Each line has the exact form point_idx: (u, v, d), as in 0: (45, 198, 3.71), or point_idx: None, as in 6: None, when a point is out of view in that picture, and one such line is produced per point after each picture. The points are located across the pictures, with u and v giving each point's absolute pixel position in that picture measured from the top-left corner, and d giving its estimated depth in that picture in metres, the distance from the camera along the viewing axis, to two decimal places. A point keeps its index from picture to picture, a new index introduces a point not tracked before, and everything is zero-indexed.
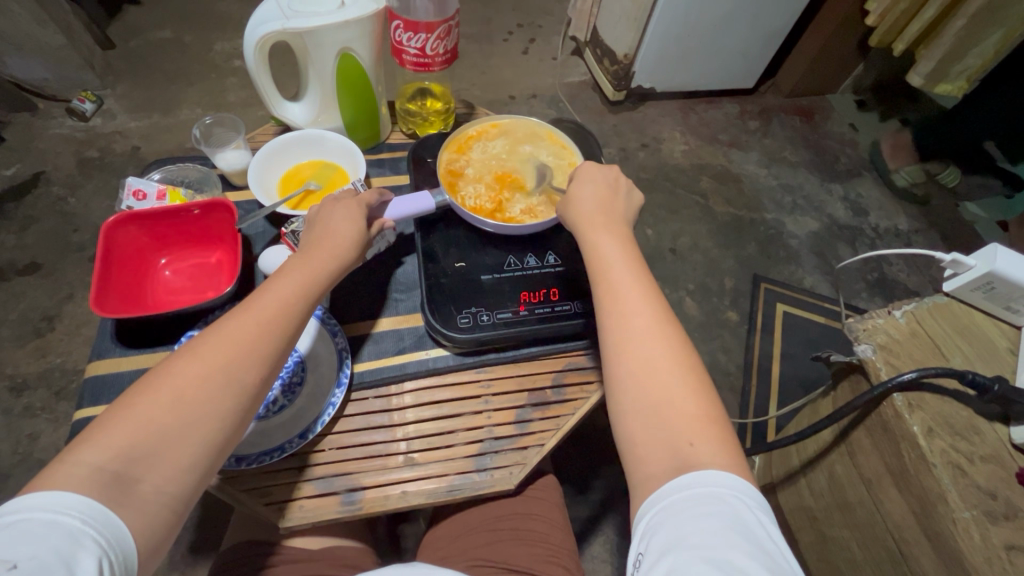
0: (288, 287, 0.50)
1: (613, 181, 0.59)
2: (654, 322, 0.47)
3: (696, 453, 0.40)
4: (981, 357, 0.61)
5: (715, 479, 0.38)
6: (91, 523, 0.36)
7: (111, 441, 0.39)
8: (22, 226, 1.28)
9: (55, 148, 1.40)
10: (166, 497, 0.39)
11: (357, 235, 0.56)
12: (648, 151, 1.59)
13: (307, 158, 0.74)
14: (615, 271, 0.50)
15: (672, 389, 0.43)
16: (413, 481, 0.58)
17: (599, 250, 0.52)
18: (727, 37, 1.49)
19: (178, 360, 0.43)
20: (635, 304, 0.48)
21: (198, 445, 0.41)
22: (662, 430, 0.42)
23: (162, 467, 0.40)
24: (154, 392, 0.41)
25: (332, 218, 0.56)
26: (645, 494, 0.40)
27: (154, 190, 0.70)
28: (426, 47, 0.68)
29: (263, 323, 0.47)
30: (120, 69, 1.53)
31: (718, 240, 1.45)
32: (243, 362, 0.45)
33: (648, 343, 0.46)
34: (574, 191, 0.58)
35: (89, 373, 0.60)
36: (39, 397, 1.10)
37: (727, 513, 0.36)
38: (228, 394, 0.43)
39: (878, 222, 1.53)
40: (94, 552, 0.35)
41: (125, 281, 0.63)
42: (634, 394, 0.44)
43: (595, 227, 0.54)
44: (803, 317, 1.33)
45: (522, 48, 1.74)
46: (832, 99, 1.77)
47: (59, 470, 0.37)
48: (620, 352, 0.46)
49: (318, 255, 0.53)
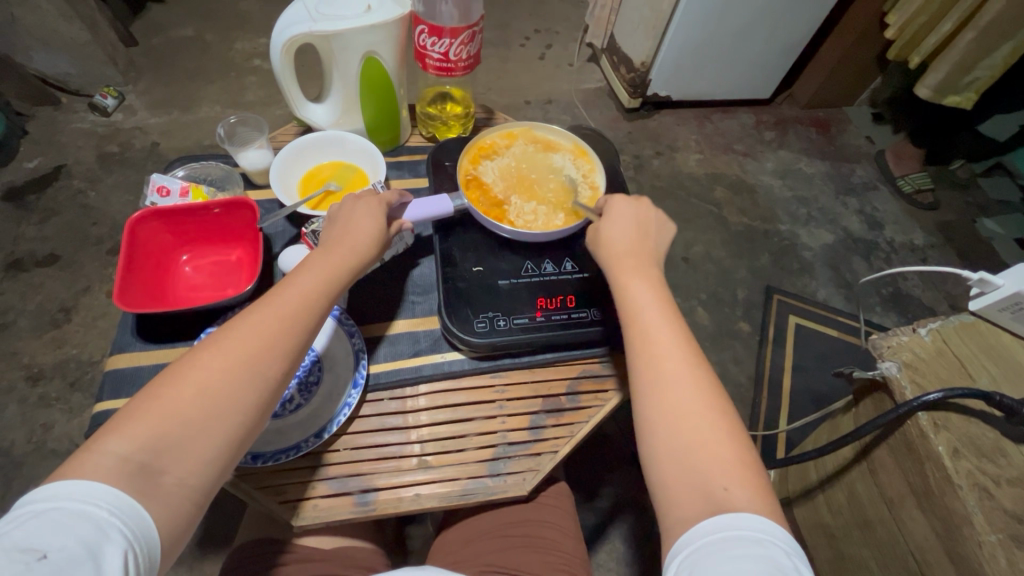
0: (310, 283, 0.50)
1: (644, 220, 0.58)
2: (685, 366, 0.46)
3: (730, 498, 0.40)
4: (1008, 378, 0.60)
5: (751, 522, 0.38)
6: (119, 515, 0.36)
7: (136, 432, 0.39)
8: (43, 218, 1.30)
9: (77, 142, 1.42)
10: (188, 491, 0.40)
11: (376, 234, 0.57)
12: (662, 159, 1.59)
13: (328, 159, 0.75)
14: (645, 313, 0.50)
15: (704, 433, 0.43)
16: (427, 484, 0.58)
17: (629, 290, 0.52)
18: (744, 47, 1.49)
19: (203, 353, 0.44)
20: (664, 346, 0.48)
21: (221, 439, 0.42)
22: (694, 472, 0.42)
23: (186, 459, 0.40)
24: (180, 384, 0.42)
25: (354, 216, 0.57)
26: (677, 533, 0.40)
27: (177, 187, 0.71)
28: (449, 52, 0.69)
29: (286, 319, 0.47)
30: (142, 66, 1.56)
31: (731, 249, 1.45)
32: (266, 360, 0.45)
33: (679, 387, 0.45)
34: (606, 229, 0.57)
35: (109, 367, 0.61)
36: (54, 387, 1.12)
37: (765, 556, 0.36)
38: (251, 387, 0.44)
39: (893, 235, 1.52)
40: (121, 544, 0.35)
41: (147, 276, 0.64)
42: (665, 440, 0.44)
43: (625, 272, 0.54)
44: (816, 330, 1.32)
45: (538, 54, 1.75)
46: (849, 111, 1.76)
47: (86, 459, 0.38)
48: (651, 395, 0.46)
49: (339, 252, 0.54)
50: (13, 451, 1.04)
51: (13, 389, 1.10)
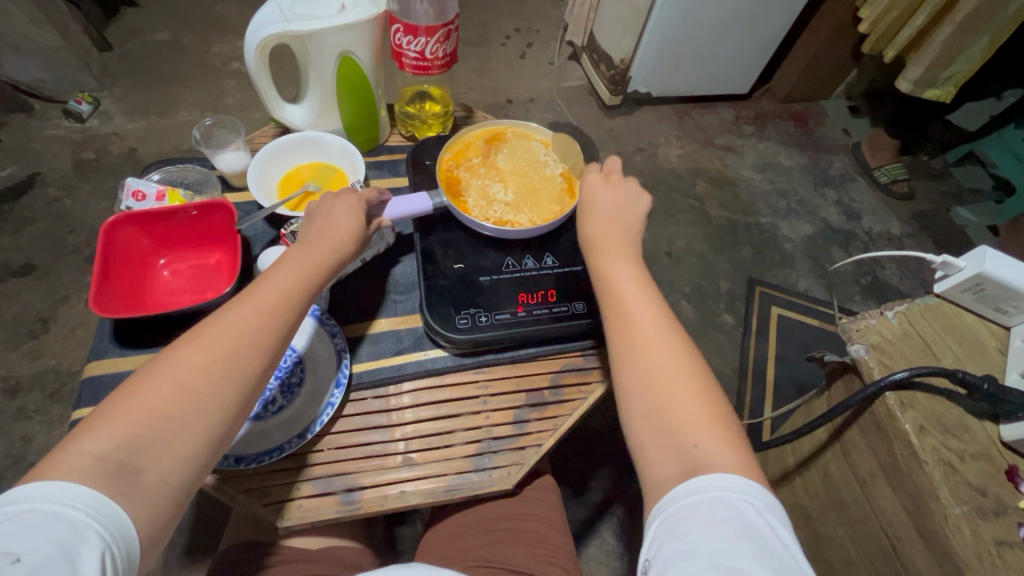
0: (286, 279, 0.50)
1: (627, 197, 0.59)
2: (662, 335, 0.48)
3: (699, 454, 0.41)
4: (972, 356, 0.62)
5: (722, 481, 0.38)
6: (96, 516, 0.36)
7: (111, 431, 0.39)
8: (17, 227, 1.28)
9: (51, 149, 1.40)
10: (167, 489, 0.40)
11: (355, 230, 0.57)
12: (644, 155, 1.60)
13: (307, 161, 0.75)
14: (625, 292, 0.51)
15: (677, 396, 0.44)
16: (412, 480, 0.59)
17: (605, 265, 0.54)
18: (721, 43, 1.51)
19: (179, 350, 0.44)
20: (641, 317, 0.49)
21: (198, 435, 0.42)
22: (671, 436, 0.43)
23: (166, 456, 0.40)
24: (156, 381, 0.42)
25: (332, 213, 0.57)
26: (657, 501, 0.40)
27: (153, 191, 0.70)
28: (425, 51, 0.69)
29: (263, 315, 0.47)
30: (117, 70, 1.53)
31: (714, 243, 1.47)
32: (243, 352, 0.45)
33: (659, 354, 0.47)
34: (590, 200, 0.59)
35: (87, 374, 0.60)
36: (33, 399, 1.10)
37: (735, 517, 0.36)
38: (230, 383, 0.44)
39: (871, 226, 1.55)
40: (98, 547, 0.35)
41: (124, 282, 0.63)
42: (642, 407, 0.45)
43: (603, 248, 0.55)
44: (797, 320, 1.35)
45: (519, 53, 1.76)
46: (826, 104, 1.79)
47: (62, 460, 0.37)
48: (631, 366, 0.47)
49: (317, 248, 0.54)
50: None
51: None
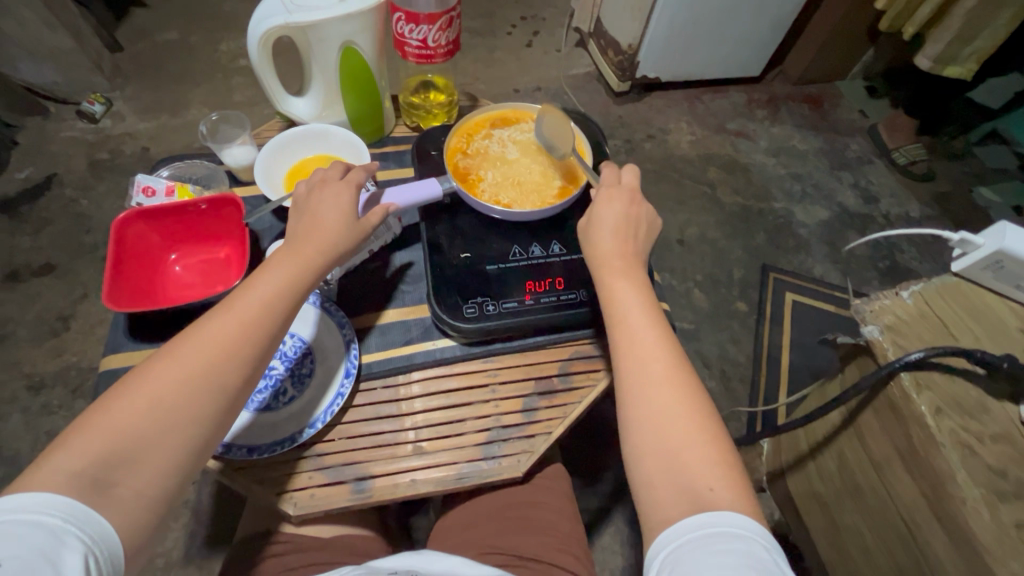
0: (270, 287, 0.50)
1: (636, 222, 0.58)
2: (668, 370, 0.47)
3: (715, 498, 0.41)
4: (991, 336, 0.61)
5: (731, 519, 0.39)
6: (74, 523, 0.37)
7: (85, 447, 0.40)
8: (36, 228, 1.31)
9: (68, 151, 1.42)
10: (145, 500, 0.41)
11: (343, 219, 0.54)
12: (654, 142, 1.58)
13: (314, 154, 0.75)
14: (631, 318, 0.51)
15: (683, 434, 0.44)
16: (422, 469, 0.59)
17: (615, 294, 0.53)
18: (730, 25, 1.48)
19: (156, 364, 0.44)
20: (649, 349, 0.49)
21: (176, 450, 0.43)
22: (679, 472, 0.43)
23: (141, 471, 0.41)
24: (132, 396, 0.42)
25: (318, 206, 0.55)
26: (660, 531, 0.41)
27: (162, 186, 0.71)
28: (428, 39, 0.68)
29: (243, 326, 0.47)
30: (129, 71, 1.55)
31: (726, 230, 1.44)
32: (219, 366, 0.45)
33: (664, 388, 0.46)
34: (597, 225, 0.57)
35: (103, 367, 0.61)
36: (56, 395, 1.12)
37: (742, 551, 0.37)
38: (207, 399, 0.44)
39: (889, 208, 1.51)
40: (80, 549, 0.37)
41: (138, 276, 0.64)
42: (647, 438, 0.45)
43: (614, 271, 0.54)
44: (813, 306, 1.32)
45: (526, 41, 1.74)
46: (841, 85, 1.75)
47: (37, 474, 0.38)
48: (636, 397, 0.47)
49: (305, 249, 0.52)
50: (20, 459, 1.06)
51: (16, 399, 1.11)
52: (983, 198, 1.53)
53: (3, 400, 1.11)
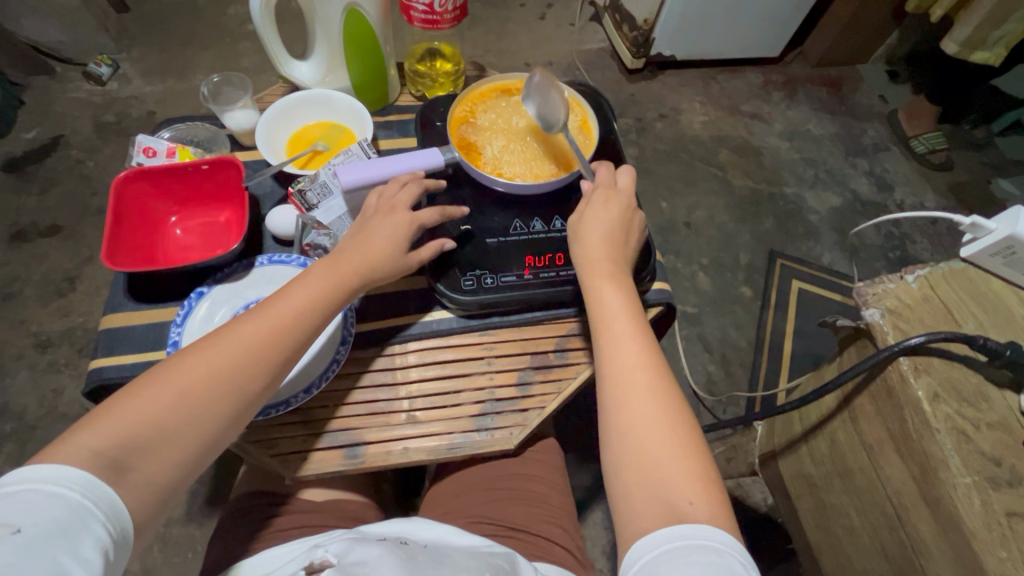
0: (308, 296, 0.51)
1: (629, 227, 0.58)
2: (658, 387, 0.47)
3: (693, 512, 0.41)
4: (996, 324, 0.60)
5: (708, 534, 0.39)
6: (92, 500, 0.38)
7: (109, 429, 0.41)
8: (42, 188, 1.31)
9: (73, 112, 1.41)
10: (154, 487, 0.42)
11: (394, 249, 0.56)
12: (665, 121, 1.55)
13: (316, 119, 0.73)
14: (621, 332, 0.51)
15: (668, 454, 0.44)
16: (415, 438, 0.59)
17: (602, 302, 0.53)
18: (750, 2, 1.43)
19: (187, 358, 0.46)
20: (634, 365, 0.48)
21: (193, 444, 0.44)
22: (661, 486, 0.43)
23: (157, 460, 0.42)
24: (160, 386, 0.44)
25: (375, 230, 0.56)
26: (635, 541, 0.41)
27: (163, 148, 0.70)
28: (434, 3, 0.67)
29: (275, 332, 0.49)
30: (135, 33, 1.53)
31: (735, 214, 1.42)
32: (247, 369, 0.47)
33: (652, 405, 0.46)
34: (582, 225, 0.56)
35: (103, 326, 0.62)
36: (62, 353, 1.14)
37: (718, 564, 0.37)
38: (230, 398, 0.46)
39: (903, 198, 1.48)
40: (94, 528, 0.37)
41: (137, 236, 0.64)
42: (632, 454, 0.45)
43: (603, 279, 0.54)
44: (819, 294, 1.31)
45: (539, 13, 1.69)
46: (862, 69, 1.69)
47: (61, 449, 0.39)
48: (622, 411, 0.47)
49: (346, 266, 0.54)
50: (27, 414, 1.08)
51: (23, 356, 1.13)
52: (1000, 189, 1.49)
53: (10, 356, 1.13)
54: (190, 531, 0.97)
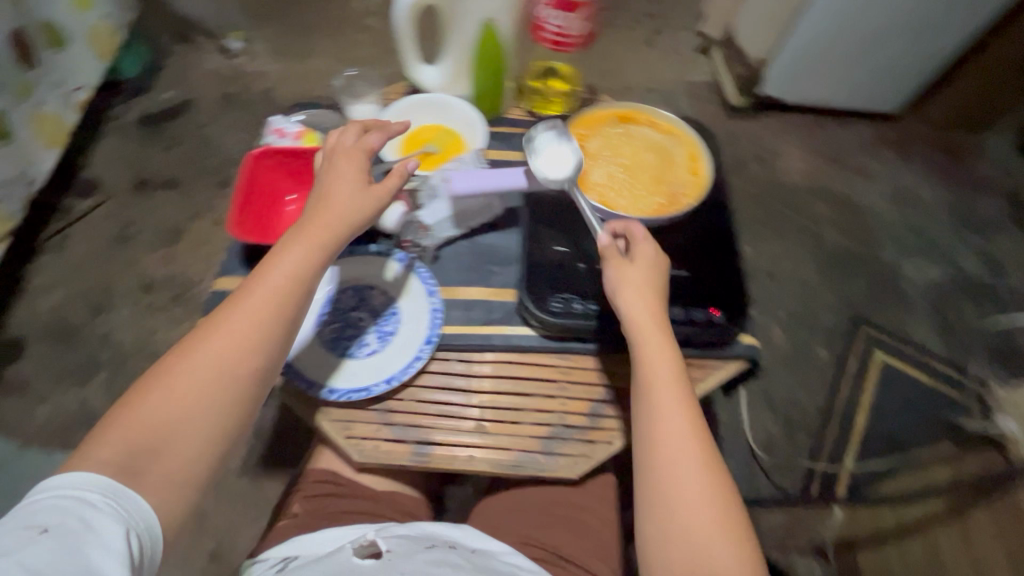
0: (286, 269, 0.51)
1: (651, 269, 0.57)
2: (700, 463, 0.50)
3: None
4: None
5: None
6: (113, 500, 0.41)
7: (114, 441, 0.43)
8: (168, 145, 1.44)
9: (205, 79, 1.54)
10: (180, 480, 0.44)
11: (355, 194, 0.55)
12: (762, 164, 1.50)
13: (433, 122, 0.76)
14: (664, 401, 0.52)
15: (712, 532, 0.47)
16: (480, 448, 0.60)
17: (647, 366, 0.54)
18: (875, 54, 1.36)
19: (178, 360, 0.47)
20: (681, 439, 0.51)
21: (207, 434, 0.46)
22: (703, 563, 0.46)
23: (171, 458, 0.44)
24: (160, 390, 0.46)
25: (329, 186, 0.56)
26: None
27: (293, 131, 0.75)
28: (567, 26, 0.69)
29: (259, 314, 0.49)
30: (269, 14, 1.65)
31: (823, 271, 1.35)
32: (241, 355, 0.48)
33: (697, 481, 0.49)
34: (616, 280, 0.56)
35: (215, 287, 0.67)
36: (160, 297, 1.25)
37: None
38: (231, 384, 0.47)
39: (1018, 284, 1.36)
40: (119, 523, 0.40)
41: (259, 210, 0.69)
42: (675, 530, 0.48)
43: (643, 341, 0.55)
44: (904, 372, 1.22)
45: (648, 39, 1.68)
46: (991, 137, 1.56)
47: (75, 466, 0.42)
48: (665, 487, 0.49)
49: (310, 229, 0.53)
50: (123, 346, 1.19)
51: (128, 293, 1.25)
52: None
53: (118, 291, 1.25)
54: (243, 484, 1.03)
